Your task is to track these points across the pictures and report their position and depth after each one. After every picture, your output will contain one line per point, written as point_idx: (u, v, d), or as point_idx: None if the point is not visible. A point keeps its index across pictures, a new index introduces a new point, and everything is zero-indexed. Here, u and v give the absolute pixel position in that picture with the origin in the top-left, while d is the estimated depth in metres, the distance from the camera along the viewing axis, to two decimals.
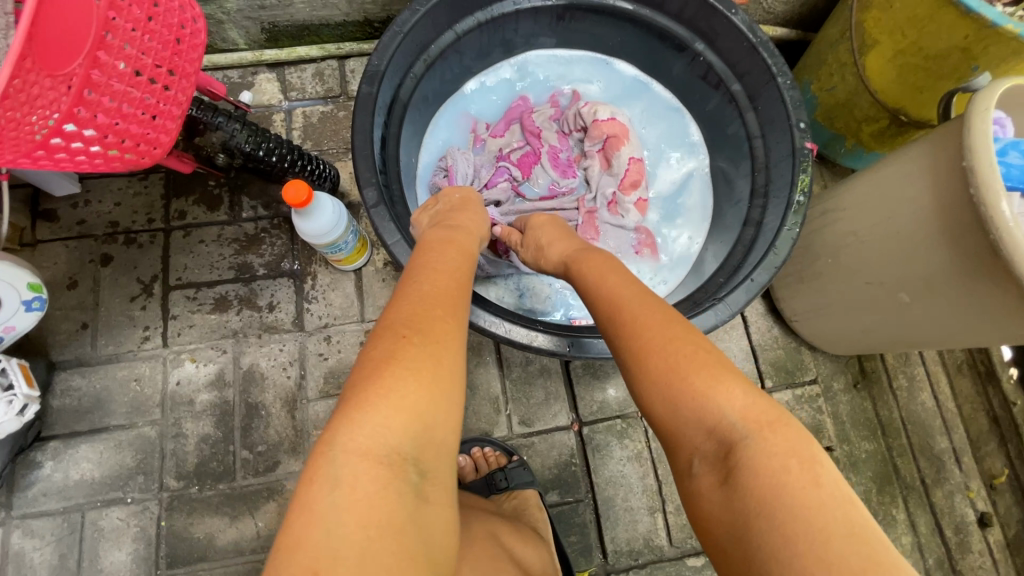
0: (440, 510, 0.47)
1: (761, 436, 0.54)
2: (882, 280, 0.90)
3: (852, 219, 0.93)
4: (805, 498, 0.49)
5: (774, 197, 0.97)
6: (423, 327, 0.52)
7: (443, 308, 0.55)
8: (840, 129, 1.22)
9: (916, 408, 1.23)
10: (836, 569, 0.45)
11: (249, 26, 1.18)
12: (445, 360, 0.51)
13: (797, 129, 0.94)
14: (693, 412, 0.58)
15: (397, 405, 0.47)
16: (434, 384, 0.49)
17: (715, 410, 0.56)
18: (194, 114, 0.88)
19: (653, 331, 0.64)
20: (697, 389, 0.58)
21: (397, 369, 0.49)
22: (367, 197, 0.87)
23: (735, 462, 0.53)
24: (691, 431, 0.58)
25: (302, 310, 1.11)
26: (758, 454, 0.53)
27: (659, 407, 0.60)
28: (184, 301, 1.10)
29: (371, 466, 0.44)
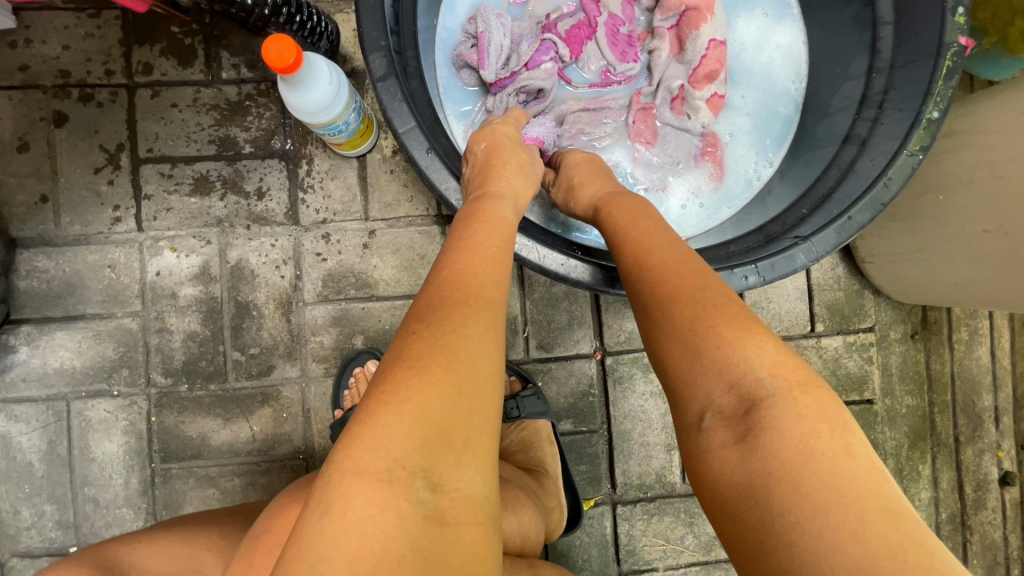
0: (465, 537, 0.38)
1: (792, 395, 0.43)
2: (1007, 232, 0.73)
3: (995, 149, 0.73)
4: (838, 470, 0.39)
5: (892, 109, 0.76)
6: (444, 322, 0.44)
7: (471, 297, 0.47)
8: (979, 22, 0.95)
9: (968, 364, 1.12)
10: (871, 548, 0.36)
11: None
12: (467, 362, 0.43)
13: (952, 15, 0.70)
14: (714, 359, 0.46)
15: (400, 414, 0.39)
16: (451, 388, 0.41)
17: (740, 362, 0.45)
18: None
19: (676, 272, 0.53)
20: (724, 338, 0.46)
21: (404, 373, 0.41)
22: (372, 66, 0.67)
23: (758, 422, 0.43)
24: (708, 382, 0.46)
25: (297, 200, 0.95)
26: (785, 413, 0.42)
27: (675, 354, 0.49)
28: (158, 178, 0.93)
29: (364, 485, 0.38)
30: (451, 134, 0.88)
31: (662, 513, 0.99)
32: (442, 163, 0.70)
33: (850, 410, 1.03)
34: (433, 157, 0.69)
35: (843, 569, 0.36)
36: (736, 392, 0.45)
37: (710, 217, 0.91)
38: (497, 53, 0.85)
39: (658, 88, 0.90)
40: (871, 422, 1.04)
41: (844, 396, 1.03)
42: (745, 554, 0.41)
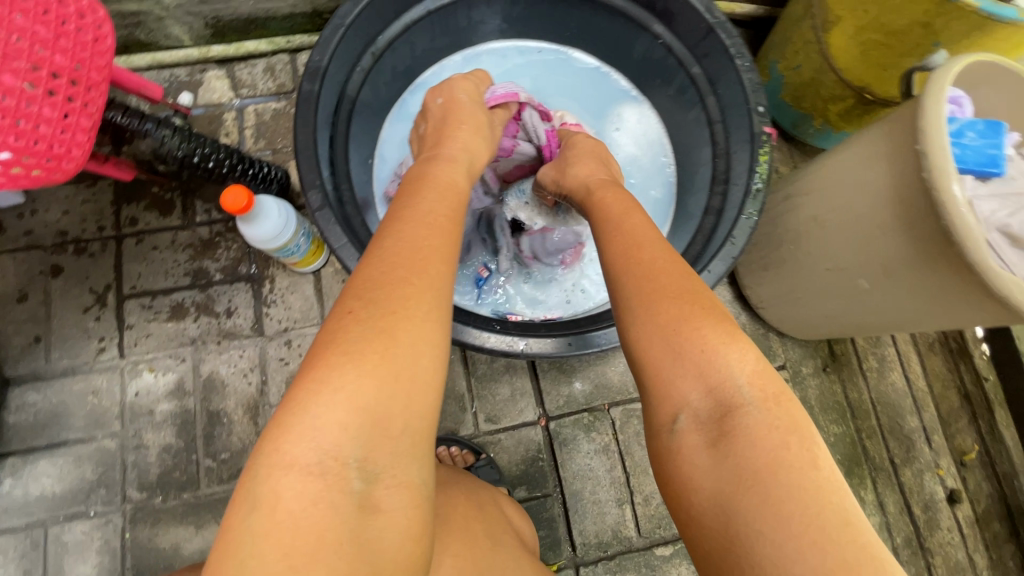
0: (396, 522, 0.46)
1: (765, 408, 0.52)
2: (842, 268, 0.89)
3: (817, 204, 0.91)
4: (793, 466, 0.48)
5: (733, 184, 0.95)
6: (383, 322, 0.51)
7: (407, 297, 0.53)
8: (807, 109, 1.21)
9: (886, 389, 1.22)
10: (826, 550, 0.44)
11: (192, 21, 1.12)
12: (402, 358, 0.50)
13: (755, 113, 0.92)
14: (698, 364, 0.55)
15: (335, 401, 0.47)
16: (383, 373, 0.49)
17: (714, 372, 0.55)
18: (118, 121, 0.82)
19: (664, 282, 0.61)
20: (708, 343, 0.56)
21: (338, 368, 0.48)
22: (311, 201, 0.84)
23: (730, 425, 0.52)
24: (684, 383, 0.56)
25: (261, 314, 1.09)
26: (759, 420, 0.52)
27: (656, 352, 0.58)
28: (140, 310, 1.08)
29: (295, 478, 0.44)
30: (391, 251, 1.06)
31: (624, 570, 1.02)
32: None
33: None
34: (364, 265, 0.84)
35: (798, 565, 0.44)
36: (714, 402, 0.54)
37: (591, 299, 1.11)
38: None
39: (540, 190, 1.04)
40: None
41: None
42: (713, 545, 0.49)
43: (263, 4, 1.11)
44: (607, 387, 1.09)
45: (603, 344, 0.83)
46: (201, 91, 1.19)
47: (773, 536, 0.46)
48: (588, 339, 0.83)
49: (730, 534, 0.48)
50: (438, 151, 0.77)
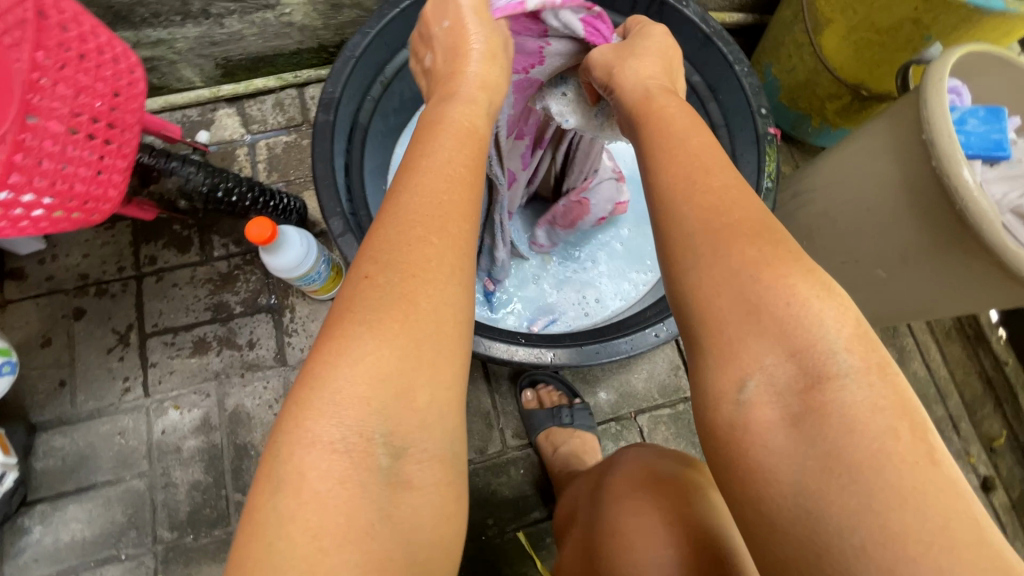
0: (431, 497, 0.44)
1: (864, 378, 0.42)
2: (858, 259, 0.90)
3: (827, 199, 0.93)
4: (899, 453, 0.40)
5: (743, 184, 0.97)
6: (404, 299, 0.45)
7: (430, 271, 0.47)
8: (804, 108, 1.24)
9: (908, 379, 1.22)
10: (946, 559, 0.37)
11: (202, 63, 1.15)
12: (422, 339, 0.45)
13: (759, 114, 0.94)
14: (780, 322, 0.45)
15: (358, 375, 0.43)
16: (403, 346, 0.44)
17: (798, 336, 0.44)
18: (146, 161, 0.86)
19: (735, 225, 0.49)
20: (794, 298, 0.45)
21: (361, 347, 0.43)
22: (332, 227, 0.86)
23: (822, 401, 0.42)
24: (761, 342, 0.45)
25: (283, 344, 1.10)
26: (861, 397, 0.42)
27: (726, 304, 0.46)
28: (162, 347, 1.08)
29: (317, 457, 0.41)
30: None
31: None
32: None
33: None
34: None
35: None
36: (804, 373, 0.43)
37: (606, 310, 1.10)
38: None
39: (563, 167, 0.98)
40: None
41: None
42: (792, 545, 0.41)
43: (271, 43, 1.14)
44: (632, 394, 1.10)
45: (630, 350, 0.84)
46: (213, 130, 1.22)
47: (870, 537, 0.38)
48: (614, 347, 0.84)
49: (813, 531, 0.40)
50: (453, 88, 0.62)
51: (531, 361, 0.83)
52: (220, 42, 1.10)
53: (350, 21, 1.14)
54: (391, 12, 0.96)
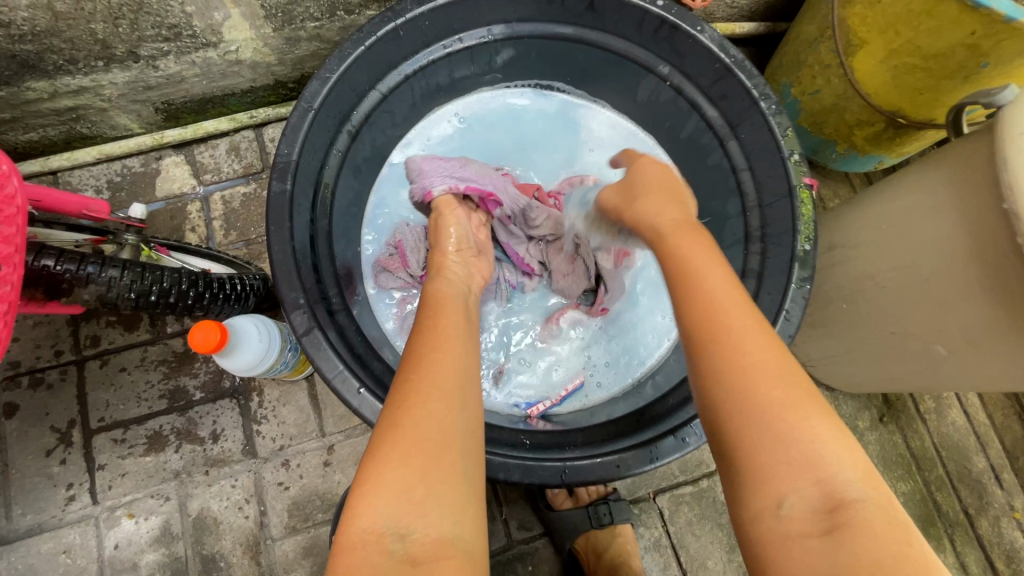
0: None
1: (879, 503, 0.43)
2: (911, 332, 0.77)
3: (872, 260, 0.80)
4: (890, 533, 0.41)
5: (773, 242, 0.84)
6: (424, 382, 0.57)
7: (442, 353, 0.61)
8: (828, 134, 1.09)
9: (947, 431, 1.11)
10: None
11: (139, 109, 0.98)
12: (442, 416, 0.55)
13: (790, 161, 0.81)
14: (804, 446, 0.46)
15: (395, 470, 0.51)
16: (430, 435, 0.53)
17: (786, 426, 0.47)
18: (53, 267, 0.61)
19: (724, 324, 0.53)
20: (813, 426, 0.46)
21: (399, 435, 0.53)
22: (296, 323, 0.72)
23: (808, 483, 0.44)
24: (757, 429, 0.47)
25: (251, 434, 0.96)
26: (848, 480, 0.44)
27: (753, 425, 0.48)
28: (111, 445, 0.94)
29: (365, 552, 0.47)
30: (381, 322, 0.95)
31: None
32: (374, 397, 0.71)
33: None
34: (364, 395, 0.71)
35: None
36: (794, 461, 0.45)
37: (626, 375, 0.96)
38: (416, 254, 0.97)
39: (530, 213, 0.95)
40: None
41: None
42: None
43: (217, 83, 0.98)
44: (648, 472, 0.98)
45: (658, 461, 0.70)
46: (159, 182, 1.06)
47: None
48: (639, 456, 0.70)
49: None
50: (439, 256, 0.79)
51: (541, 479, 0.68)
52: (156, 86, 0.94)
53: (309, 54, 0.97)
54: (354, 51, 0.80)
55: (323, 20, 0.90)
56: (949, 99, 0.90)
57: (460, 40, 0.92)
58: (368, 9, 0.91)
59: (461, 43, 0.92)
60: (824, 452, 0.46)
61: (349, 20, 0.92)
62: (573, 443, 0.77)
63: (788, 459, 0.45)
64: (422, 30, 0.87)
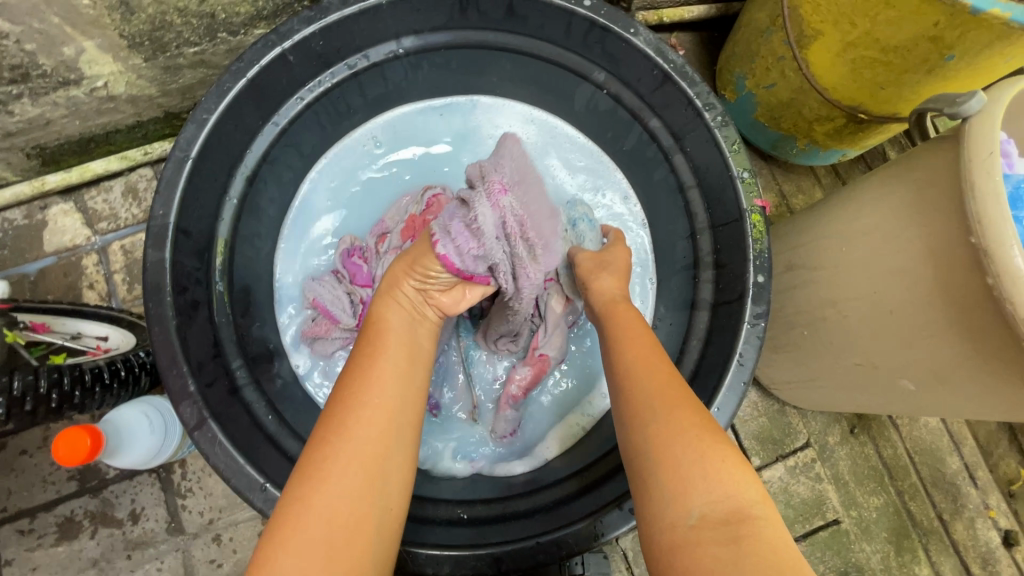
0: None
1: (769, 522, 0.45)
2: (875, 364, 0.71)
3: (832, 286, 0.73)
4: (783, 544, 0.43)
5: (724, 270, 0.76)
6: (346, 442, 0.49)
7: (370, 411, 0.51)
8: (787, 129, 0.99)
9: (921, 434, 1.06)
10: None
11: (7, 156, 0.86)
12: (360, 485, 0.48)
13: (739, 181, 0.72)
14: (711, 475, 0.47)
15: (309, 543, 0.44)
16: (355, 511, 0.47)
17: (688, 455, 0.48)
18: None
19: (654, 367, 0.57)
20: (711, 453, 0.48)
21: (307, 506, 0.46)
22: (184, 417, 0.62)
23: (712, 496, 0.46)
24: (673, 451, 0.49)
25: (176, 509, 0.88)
26: (750, 494, 0.46)
27: (672, 453, 0.49)
28: (17, 538, 0.85)
29: None
30: (303, 381, 0.86)
31: None
32: (283, 492, 0.63)
33: (822, 536, 0.96)
34: (270, 491, 0.62)
35: None
36: (707, 479, 0.47)
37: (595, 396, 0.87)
38: (339, 305, 0.85)
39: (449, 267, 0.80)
40: (848, 543, 0.96)
41: (810, 524, 0.95)
42: None
43: (94, 121, 0.85)
44: None
45: (606, 536, 0.62)
46: (47, 236, 0.93)
47: None
48: (585, 532, 0.63)
49: None
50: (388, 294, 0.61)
51: (474, 568, 0.62)
52: (19, 132, 0.81)
53: (197, 81, 0.86)
54: (233, 85, 0.69)
55: (203, 44, 0.78)
56: (913, 93, 0.81)
57: (366, 56, 0.81)
58: (255, 28, 0.79)
59: (367, 60, 0.81)
60: (728, 475, 0.47)
61: (235, 41, 0.80)
62: (516, 515, 0.71)
63: (701, 476, 0.47)
64: (317, 51, 0.75)
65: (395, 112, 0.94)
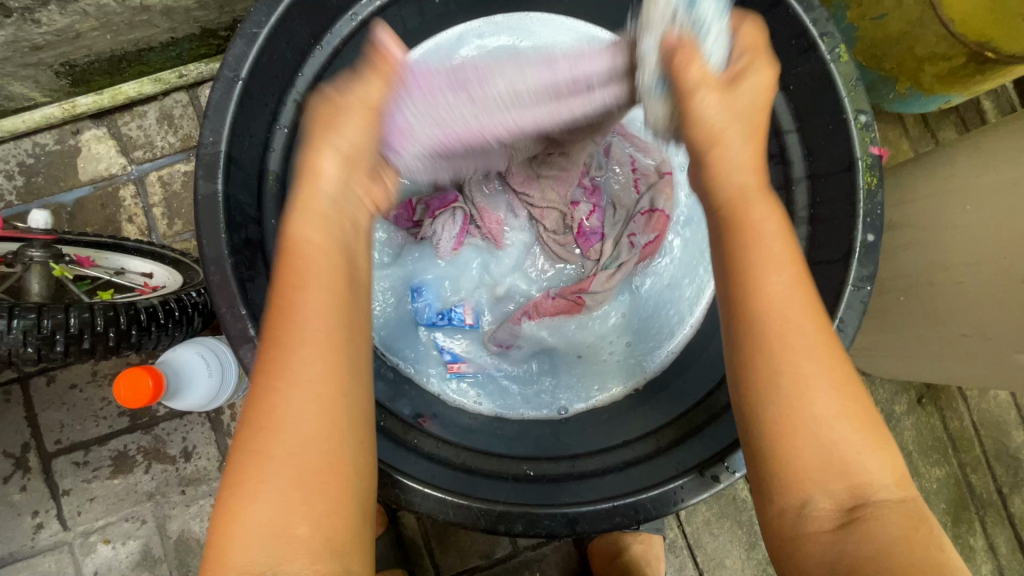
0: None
1: (901, 500, 0.41)
2: (987, 337, 0.64)
3: (948, 249, 0.66)
4: (914, 542, 0.39)
5: (824, 226, 0.69)
6: (292, 378, 0.41)
7: (304, 345, 0.41)
8: (889, 70, 0.87)
9: (989, 407, 1.00)
10: None
11: (35, 74, 0.79)
12: (317, 410, 0.40)
13: (855, 125, 0.63)
14: (835, 461, 0.41)
15: (270, 485, 0.39)
16: (305, 432, 0.40)
17: (818, 406, 0.41)
18: None
19: (789, 302, 0.43)
20: (844, 443, 0.41)
21: (277, 430, 0.40)
22: (245, 362, 0.58)
23: (835, 477, 0.41)
24: (795, 412, 0.42)
25: (227, 449, 0.87)
26: (875, 472, 0.41)
27: (819, 383, 0.42)
28: (73, 468, 0.85)
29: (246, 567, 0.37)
30: None
31: None
32: None
33: None
34: None
35: None
36: (832, 463, 0.41)
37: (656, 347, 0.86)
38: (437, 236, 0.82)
39: (483, 174, 0.80)
40: None
41: None
42: None
43: (126, 36, 0.78)
44: None
45: (685, 503, 0.59)
46: (81, 163, 0.88)
47: None
48: (664, 498, 0.60)
49: None
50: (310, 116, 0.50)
51: (548, 528, 0.59)
52: (46, 45, 0.74)
53: None
54: None
55: None
56: None
57: None
58: None
59: None
60: (868, 466, 0.41)
61: None
62: (583, 474, 0.69)
63: (827, 461, 0.41)
64: None
65: (451, 33, 0.85)
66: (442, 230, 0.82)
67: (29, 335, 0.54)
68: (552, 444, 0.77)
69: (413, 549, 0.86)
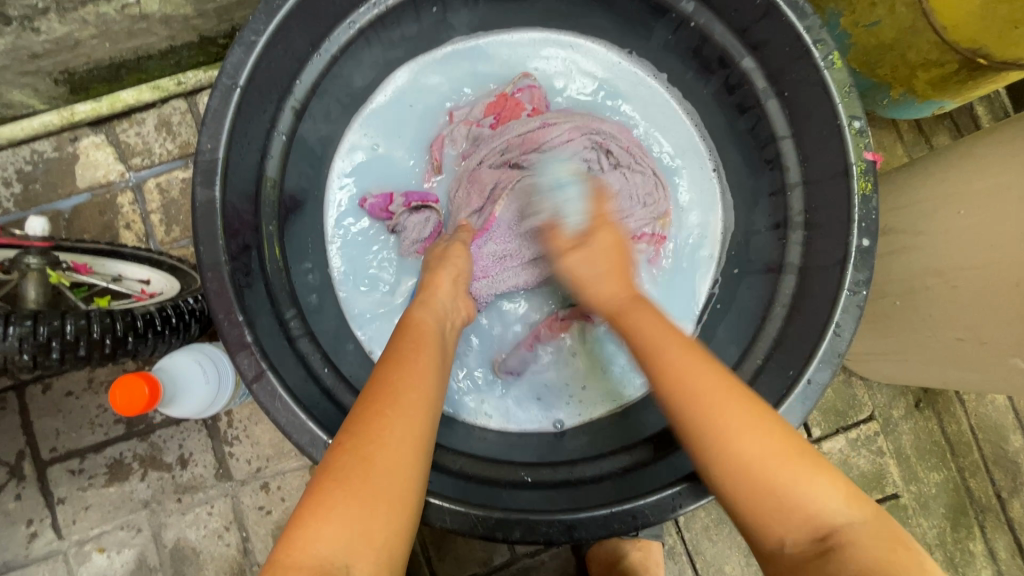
0: None
1: (793, 461, 0.47)
2: (983, 341, 0.65)
3: (944, 253, 0.66)
4: (813, 490, 0.45)
5: (820, 231, 0.69)
6: (391, 408, 0.47)
7: (413, 396, 0.48)
8: (883, 76, 0.88)
9: (987, 411, 1.00)
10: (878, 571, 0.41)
11: (34, 81, 0.79)
12: (404, 439, 0.45)
13: (849, 131, 0.63)
14: (742, 444, 0.48)
15: (343, 505, 0.41)
16: (383, 456, 0.44)
17: (709, 402, 0.50)
18: None
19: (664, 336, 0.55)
20: (738, 425, 0.48)
21: (367, 446, 0.44)
22: (242, 368, 0.58)
23: (752, 454, 0.47)
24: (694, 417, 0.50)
25: (224, 456, 0.87)
26: (772, 442, 0.47)
27: (705, 384, 0.51)
28: (69, 476, 0.85)
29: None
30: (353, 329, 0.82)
31: None
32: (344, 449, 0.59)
33: None
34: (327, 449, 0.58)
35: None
36: (745, 441, 0.48)
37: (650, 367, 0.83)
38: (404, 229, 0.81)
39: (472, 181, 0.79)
40: (905, 517, 0.94)
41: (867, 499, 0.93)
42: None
43: (125, 43, 0.79)
44: None
45: (684, 509, 0.59)
46: (79, 170, 0.88)
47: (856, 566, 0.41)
48: (662, 504, 0.60)
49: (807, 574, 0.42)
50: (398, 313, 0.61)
51: (546, 535, 0.59)
52: (45, 53, 0.74)
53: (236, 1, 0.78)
54: (284, 2, 0.61)
55: None
56: None
57: None
58: None
59: None
60: (763, 435, 0.48)
61: None
62: (581, 480, 0.69)
63: (735, 442, 0.48)
64: None
65: (451, 44, 0.86)
66: (412, 225, 0.80)
67: (25, 342, 0.53)
68: (550, 450, 0.77)
69: (411, 556, 0.86)
